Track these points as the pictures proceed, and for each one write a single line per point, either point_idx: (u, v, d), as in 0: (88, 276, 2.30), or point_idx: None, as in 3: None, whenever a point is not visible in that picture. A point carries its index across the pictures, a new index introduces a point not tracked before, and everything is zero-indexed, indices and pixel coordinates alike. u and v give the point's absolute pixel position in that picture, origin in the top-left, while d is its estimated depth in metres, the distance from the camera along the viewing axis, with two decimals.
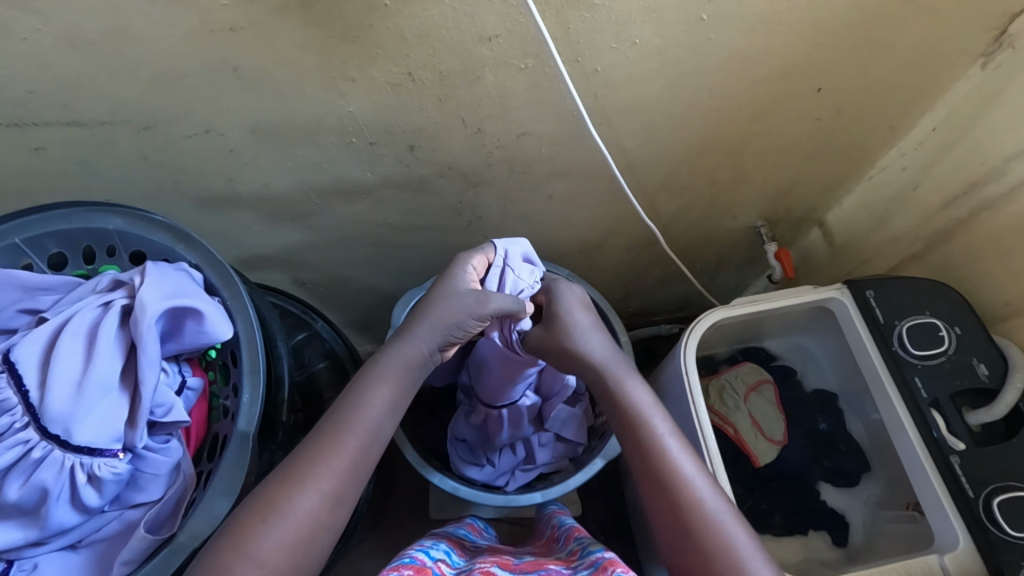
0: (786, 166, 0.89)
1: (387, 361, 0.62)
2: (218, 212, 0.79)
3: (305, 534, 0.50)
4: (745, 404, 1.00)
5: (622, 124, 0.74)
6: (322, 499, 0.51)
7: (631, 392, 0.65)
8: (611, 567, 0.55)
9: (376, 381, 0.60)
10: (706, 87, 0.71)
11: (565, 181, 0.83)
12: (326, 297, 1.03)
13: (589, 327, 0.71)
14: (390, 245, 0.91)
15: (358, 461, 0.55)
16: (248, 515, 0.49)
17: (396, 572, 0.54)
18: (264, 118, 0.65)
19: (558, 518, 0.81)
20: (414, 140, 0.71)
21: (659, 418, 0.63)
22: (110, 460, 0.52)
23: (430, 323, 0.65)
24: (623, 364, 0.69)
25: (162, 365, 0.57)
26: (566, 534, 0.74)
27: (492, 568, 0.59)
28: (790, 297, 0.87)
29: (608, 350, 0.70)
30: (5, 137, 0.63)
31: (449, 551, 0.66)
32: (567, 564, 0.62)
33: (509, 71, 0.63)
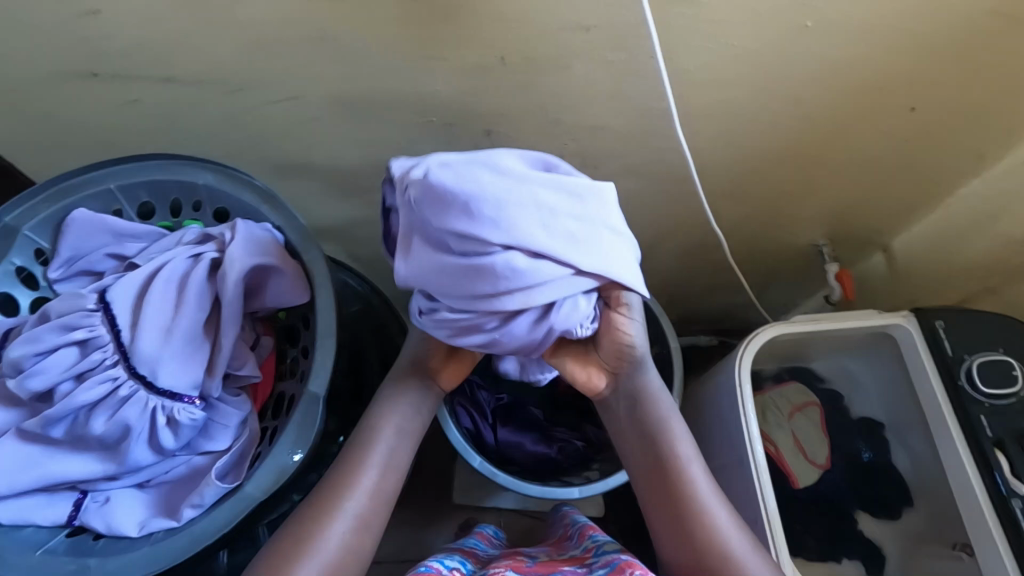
0: (860, 184, 0.87)
1: (383, 413, 0.64)
2: (290, 179, 0.81)
3: (338, 559, 0.53)
4: (790, 424, 0.99)
5: (702, 127, 0.73)
6: (351, 522, 0.55)
7: (672, 429, 0.65)
8: (629, 569, 0.55)
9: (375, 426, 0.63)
10: (793, 97, 0.69)
11: (634, 180, 0.83)
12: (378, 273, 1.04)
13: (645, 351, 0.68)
14: None
15: (379, 486, 0.59)
16: (291, 536, 0.53)
17: None
18: (351, 90, 0.66)
19: (570, 520, 0.81)
20: (492, 125, 0.71)
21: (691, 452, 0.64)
22: (188, 406, 0.55)
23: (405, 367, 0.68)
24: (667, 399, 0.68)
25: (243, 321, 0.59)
26: (579, 532, 0.74)
27: (507, 571, 0.60)
28: (851, 320, 0.84)
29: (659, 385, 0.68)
30: (106, 86, 0.65)
31: (464, 563, 0.67)
32: (582, 564, 0.63)
33: (599, 63, 0.63)
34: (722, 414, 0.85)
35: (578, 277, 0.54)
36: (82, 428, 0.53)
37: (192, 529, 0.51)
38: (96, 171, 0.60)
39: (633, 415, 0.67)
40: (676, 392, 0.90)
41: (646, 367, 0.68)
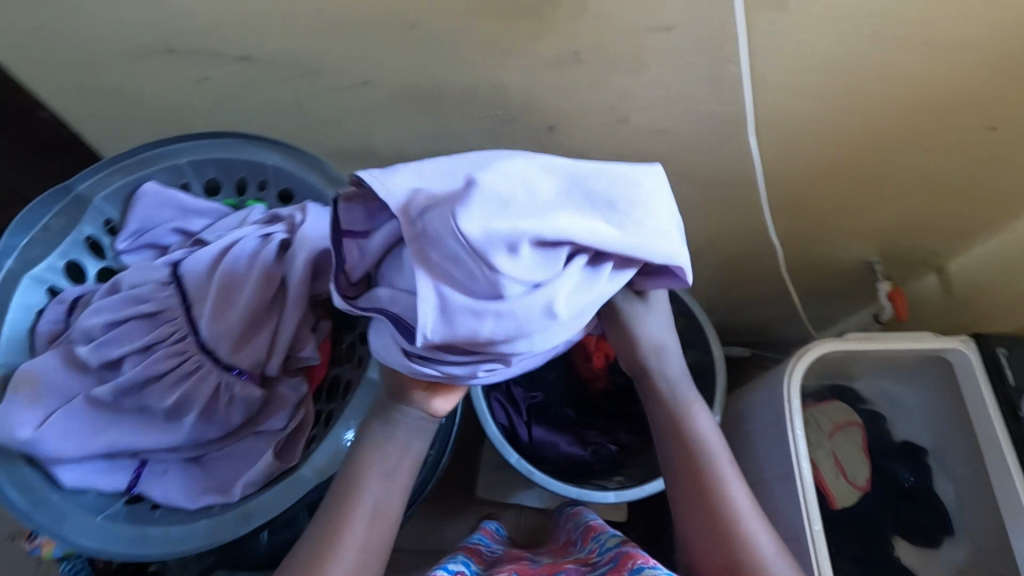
0: (923, 203, 0.84)
1: (369, 449, 0.52)
2: (346, 165, 0.81)
3: None
4: (829, 443, 0.96)
5: (770, 135, 0.71)
6: None
7: (696, 424, 0.64)
8: (631, 559, 0.55)
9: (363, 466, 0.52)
10: (869, 110, 0.67)
11: (691, 185, 0.82)
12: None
13: (667, 344, 0.65)
14: None
15: (367, 538, 0.50)
16: None
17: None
18: (420, 80, 0.66)
19: (575, 518, 0.80)
20: (555, 122, 0.71)
21: (718, 450, 0.63)
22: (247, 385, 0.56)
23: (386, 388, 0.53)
24: (691, 392, 0.66)
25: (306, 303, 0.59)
26: (581, 534, 0.73)
27: None
28: (907, 341, 0.82)
29: (681, 378, 0.66)
30: (181, 62, 0.66)
31: (468, 563, 0.67)
32: (586, 563, 0.62)
33: (675, 64, 0.61)
34: (765, 426, 0.84)
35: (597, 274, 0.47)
36: (149, 398, 0.56)
37: (246, 506, 0.52)
38: (167, 147, 0.61)
39: (653, 414, 0.66)
40: (717, 400, 0.89)
41: (668, 362, 0.65)
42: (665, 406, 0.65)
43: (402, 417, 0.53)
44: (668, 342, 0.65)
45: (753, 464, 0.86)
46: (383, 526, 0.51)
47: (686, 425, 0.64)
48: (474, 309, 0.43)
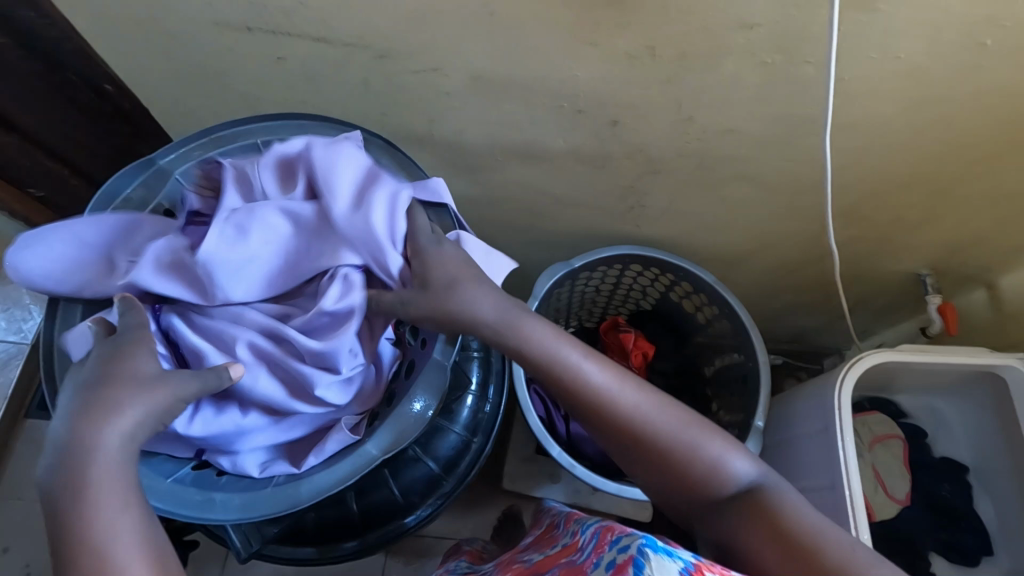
0: (983, 217, 0.83)
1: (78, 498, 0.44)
2: (406, 148, 0.83)
3: None
4: (869, 454, 0.97)
5: (836, 140, 0.71)
6: None
7: (557, 356, 0.58)
8: (609, 535, 0.47)
9: (81, 512, 0.44)
10: (942, 119, 0.66)
11: (747, 187, 0.81)
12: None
13: (469, 281, 0.59)
14: (550, 212, 0.93)
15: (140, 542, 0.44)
16: None
17: None
18: (491, 68, 0.66)
19: (558, 512, 0.79)
20: (619, 116, 0.71)
21: (591, 371, 0.57)
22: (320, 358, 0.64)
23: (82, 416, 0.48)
24: (517, 312, 0.59)
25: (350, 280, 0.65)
26: (566, 520, 0.71)
27: None
28: (961, 356, 0.81)
29: (501, 305, 0.59)
30: (257, 41, 0.67)
31: None
32: (574, 549, 0.57)
33: (752, 64, 0.61)
34: (811, 434, 0.83)
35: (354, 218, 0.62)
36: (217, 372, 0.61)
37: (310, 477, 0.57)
38: (256, 123, 0.68)
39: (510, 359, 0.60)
40: (761, 403, 0.89)
41: (482, 303, 0.58)
42: (508, 346, 0.59)
43: (100, 436, 0.47)
44: (479, 282, 0.59)
45: (795, 471, 0.85)
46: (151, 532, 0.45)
47: (552, 367, 0.57)
48: (235, 209, 0.65)
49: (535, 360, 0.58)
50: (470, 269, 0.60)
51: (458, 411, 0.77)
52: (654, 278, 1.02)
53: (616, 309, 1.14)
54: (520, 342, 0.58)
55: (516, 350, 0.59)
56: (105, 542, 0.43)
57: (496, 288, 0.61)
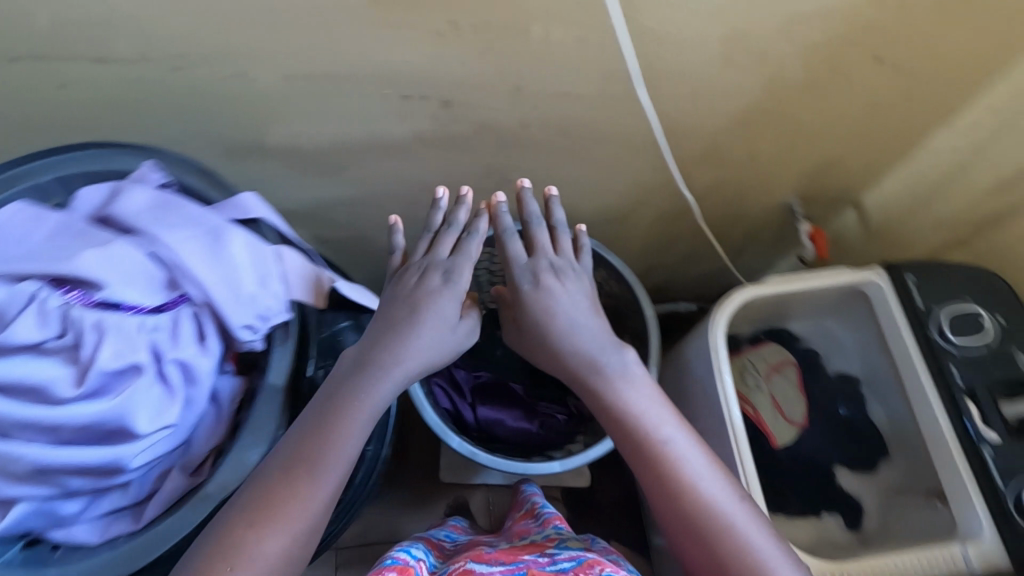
0: (830, 142, 0.86)
1: (354, 399, 0.55)
2: (247, 161, 0.78)
3: (280, 565, 0.46)
4: (766, 384, 1.01)
5: (667, 90, 0.71)
6: (285, 538, 0.47)
7: (629, 399, 0.60)
8: (599, 568, 0.55)
9: (335, 425, 0.53)
10: (759, 55, 0.66)
11: (602, 147, 0.81)
12: (349, 251, 1.03)
13: (579, 320, 0.65)
14: (423, 200, 0.91)
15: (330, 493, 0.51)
16: (234, 519, 0.47)
17: None
18: (298, 64, 0.62)
19: (540, 501, 0.86)
20: (450, 95, 0.69)
21: (668, 423, 0.58)
22: (161, 404, 0.53)
23: (393, 327, 0.60)
24: (612, 355, 0.63)
25: (189, 331, 0.55)
26: (544, 518, 0.78)
27: (468, 565, 0.61)
28: (823, 277, 0.83)
29: (602, 343, 0.64)
30: (32, 71, 0.61)
31: (428, 553, 0.71)
32: (543, 554, 0.63)
33: (558, 23, 0.59)
34: (697, 378, 0.86)
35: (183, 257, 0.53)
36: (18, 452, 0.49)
37: (156, 530, 0.51)
38: (29, 163, 0.57)
39: (580, 384, 0.64)
40: (651, 355, 0.92)
41: (585, 336, 0.64)
42: (584, 370, 0.63)
43: (405, 354, 0.58)
44: (589, 310, 0.66)
45: (691, 416, 0.88)
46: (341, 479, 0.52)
47: (620, 402, 0.60)
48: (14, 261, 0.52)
49: (606, 393, 0.61)
50: (575, 313, 0.65)
51: None
52: None
53: None
54: (606, 369, 0.62)
55: (595, 380, 0.62)
56: (321, 468, 0.50)
57: (609, 340, 0.64)
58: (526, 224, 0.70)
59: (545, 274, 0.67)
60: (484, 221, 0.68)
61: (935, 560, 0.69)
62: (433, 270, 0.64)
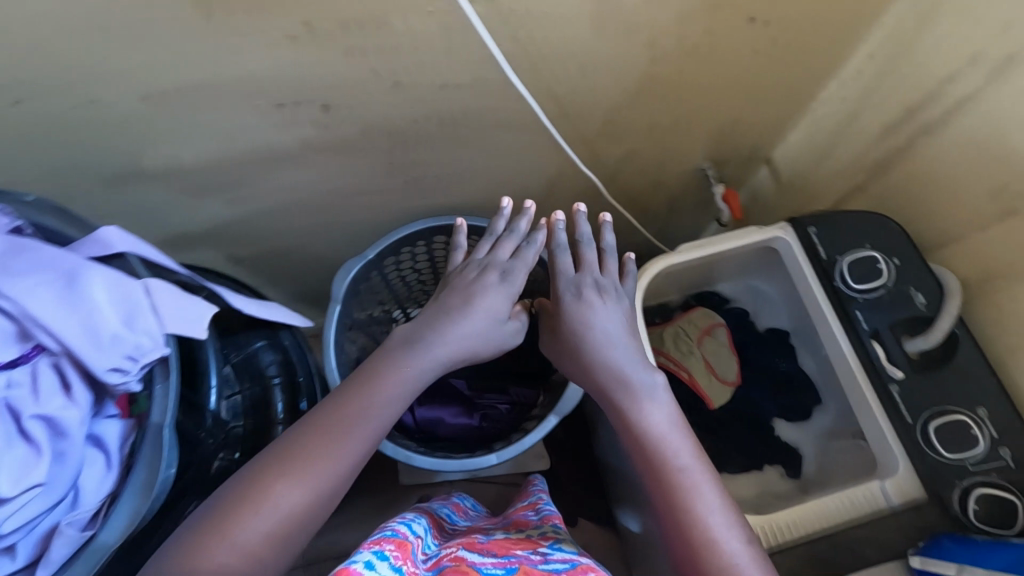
0: (728, 104, 0.86)
1: (386, 394, 0.59)
2: (131, 188, 0.74)
3: (279, 533, 0.49)
4: (699, 348, 1.02)
5: (550, 70, 0.69)
6: (294, 502, 0.50)
7: (647, 409, 0.61)
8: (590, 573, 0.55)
9: (360, 415, 0.57)
10: (634, 25, 0.66)
11: (501, 134, 0.80)
12: (272, 264, 1.01)
13: (615, 334, 0.67)
14: (332, 206, 0.89)
15: (335, 486, 0.53)
16: (254, 477, 0.51)
17: (378, 547, 0.55)
18: (154, 84, 0.59)
19: (540, 497, 0.88)
20: (327, 99, 0.66)
21: (679, 439, 0.59)
22: (23, 464, 0.50)
23: (435, 328, 0.64)
24: (641, 371, 0.64)
25: (50, 382, 0.52)
26: (544, 516, 0.79)
27: (461, 554, 0.60)
28: (733, 240, 0.85)
29: (634, 358, 0.65)
30: None
31: (426, 529, 0.68)
32: (535, 551, 0.62)
33: (417, 15, 0.57)
34: None
35: (31, 305, 0.50)
36: None
37: None
38: None
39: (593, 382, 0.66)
40: None
41: (611, 345, 0.66)
42: (602, 372, 0.65)
43: (439, 352, 0.63)
44: (620, 321, 0.69)
45: None
46: (345, 479, 0.54)
47: (636, 409, 0.61)
48: None
49: (616, 389, 0.64)
50: (605, 324, 0.67)
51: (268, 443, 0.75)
52: None
53: None
54: (623, 374, 0.64)
55: (611, 382, 0.64)
56: (338, 455, 0.54)
57: (639, 359, 0.65)
58: (576, 242, 0.73)
59: (589, 290, 0.69)
60: (543, 233, 0.73)
61: (858, 499, 0.70)
62: (484, 273, 0.69)
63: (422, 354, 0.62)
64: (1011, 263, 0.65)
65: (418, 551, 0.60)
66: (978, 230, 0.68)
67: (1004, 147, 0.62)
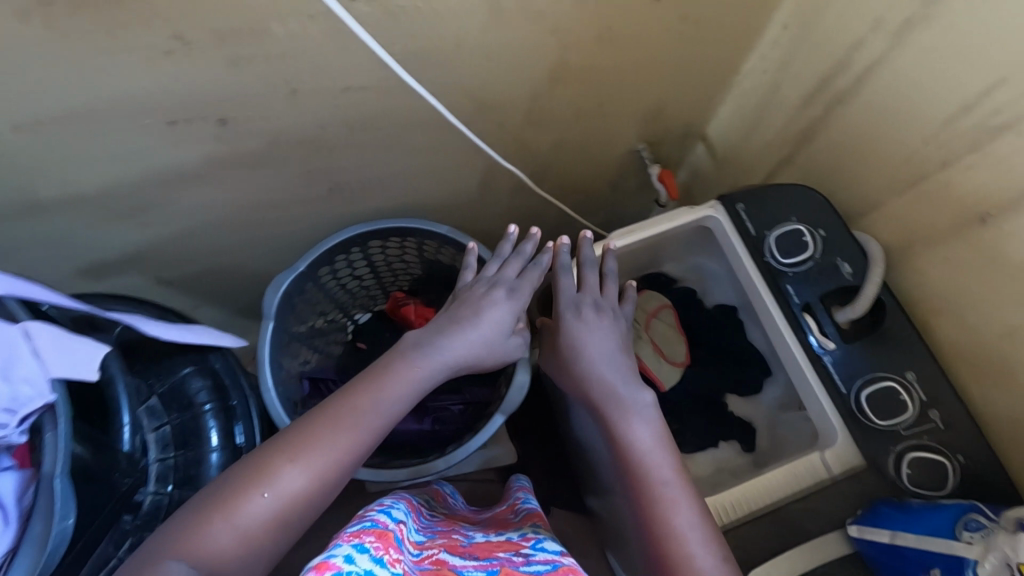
0: (651, 85, 0.84)
1: (397, 395, 0.60)
2: (30, 221, 0.70)
3: (279, 516, 0.50)
4: (646, 331, 1.03)
5: (456, 64, 0.67)
6: (299, 484, 0.52)
7: (632, 417, 0.65)
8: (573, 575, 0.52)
9: (369, 410, 0.58)
10: (535, 12, 0.64)
11: (419, 132, 0.77)
12: (205, 283, 0.98)
13: (609, 353, 0.71)
14: (255, 220, 0.86)
15: (333, 484, 0.54)
16: (266, 457, 0.53)
17: (358, 538, 0.49)
18: (26, 112, 0.56)
19: (519, 497, 0.85)
20: (223, 112, 0.63)
21: (661, 451, 0.62)
22: None
23: (444, 335, 0.67)
24: (632, 387, 0.68)
25: None
26: (524, 515, 0.77)
27: (443, 555, 0.58)
28: (665, 222, 0.84)
29: (625, 374, 0.69)
30: None
31: (408, 515, 0.63)
32: (517, 552, 0.60)
33: (298, 20, 0.54)
34: None
35: None
36: None
37: None
38: None
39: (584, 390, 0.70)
40: None
41: (604, 363, 0.70)
42: (596, 383, 0.68)
43: (445, 359, 0.65)
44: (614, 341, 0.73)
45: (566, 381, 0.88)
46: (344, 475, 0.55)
47: (623, 418, 0.65)
48: None
49: (606, 396, 0.67)
50: (598, 344, 0.72)
51: (201, 475, 0.72)
52: (401, 245, 0.98)
53: (394, 283, 1.10)
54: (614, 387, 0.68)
55: (602, 390, 0.68)
56: (343, 448, 0.55)
57: (630, 376, 0.69)
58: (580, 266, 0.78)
59: (587, 310, 0.74)
60: (548, 255, 0.76)
61: (799, 471, 0.70)
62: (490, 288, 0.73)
63: (432, 355, 0.64)
64: (928, 229, 0.65)
65: (400, 540, 0.54)
66: (896, 196, 0.68)
67: (913, 112, 0.62)
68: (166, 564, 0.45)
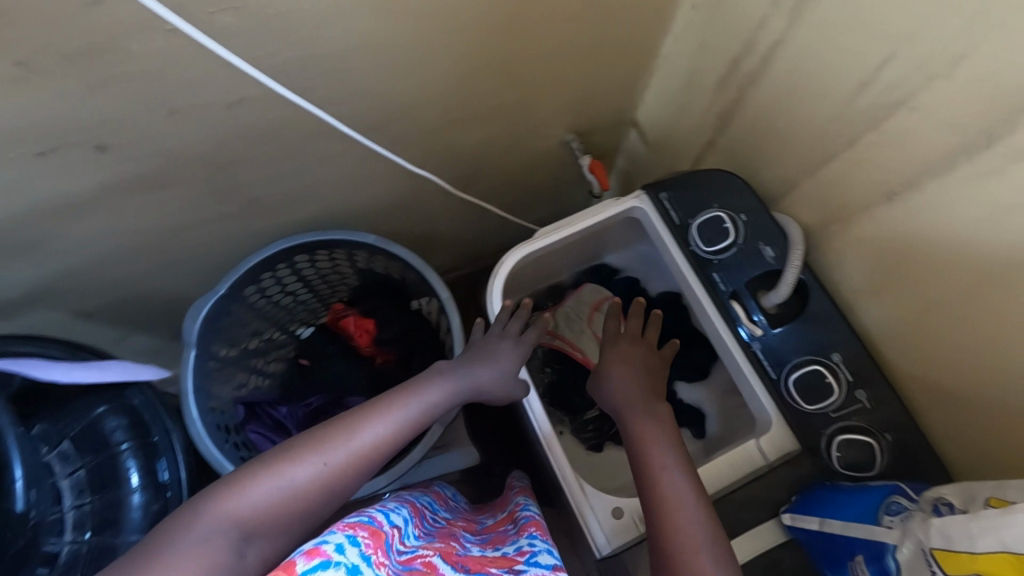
0: (569, 76, 0.82)
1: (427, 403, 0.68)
2: None
3: (317, 486, 0.55)
4: (589, 325, 1.03)
5: (349, 70, 0.64)
6: (344, 454, 0.57)
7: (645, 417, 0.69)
8: None
9: (403, 409, 0.66)
10: (424, 11, 0.61)
11: (327, 142, 0.74)
12: (128, 312, 0.93)
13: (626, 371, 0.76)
14: (168, 244, 0.82)
15: (363, 468, 0.59)
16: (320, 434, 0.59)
17: (352, 530, 0.45)
18: None
19: (521, 507, 0.79)
20: (100, 138, 0.59)
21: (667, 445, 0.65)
22: None
23: (471, 366, 0.75)
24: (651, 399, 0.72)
25: None
26: (522, 524, 0.70)
27: (434, 559, 0.53)
28: (591, 216, 0.81)
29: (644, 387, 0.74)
30: None
31: (408, 518, 0.59)
32: (510, 568, 0.56)
33: (158, 36, 0.51)
34: None
35: None
36: None
37: None
38: None
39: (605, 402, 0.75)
40: (455, 337, 0.87)
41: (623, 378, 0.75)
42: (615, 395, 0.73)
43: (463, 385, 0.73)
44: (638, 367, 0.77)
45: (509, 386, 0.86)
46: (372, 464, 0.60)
47: (636, 417, 0.69)
48: None
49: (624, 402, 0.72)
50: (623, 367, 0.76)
51: (123, 517, 0.69)
52: (331, 258, 0.95)
53: (332, 295, 1.07)
54: (633, 395, 0.72)
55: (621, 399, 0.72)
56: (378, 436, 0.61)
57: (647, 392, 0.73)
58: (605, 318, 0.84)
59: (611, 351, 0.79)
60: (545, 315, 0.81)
61: (737, 461, 0.69)
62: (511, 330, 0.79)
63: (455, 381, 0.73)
64: (843, 207, 0.64)
65: (394, 542, 0.50)
66: (811, 176, 0.67)
67: (817, 90, 0.60)
68: (217, 501, 0.50)
